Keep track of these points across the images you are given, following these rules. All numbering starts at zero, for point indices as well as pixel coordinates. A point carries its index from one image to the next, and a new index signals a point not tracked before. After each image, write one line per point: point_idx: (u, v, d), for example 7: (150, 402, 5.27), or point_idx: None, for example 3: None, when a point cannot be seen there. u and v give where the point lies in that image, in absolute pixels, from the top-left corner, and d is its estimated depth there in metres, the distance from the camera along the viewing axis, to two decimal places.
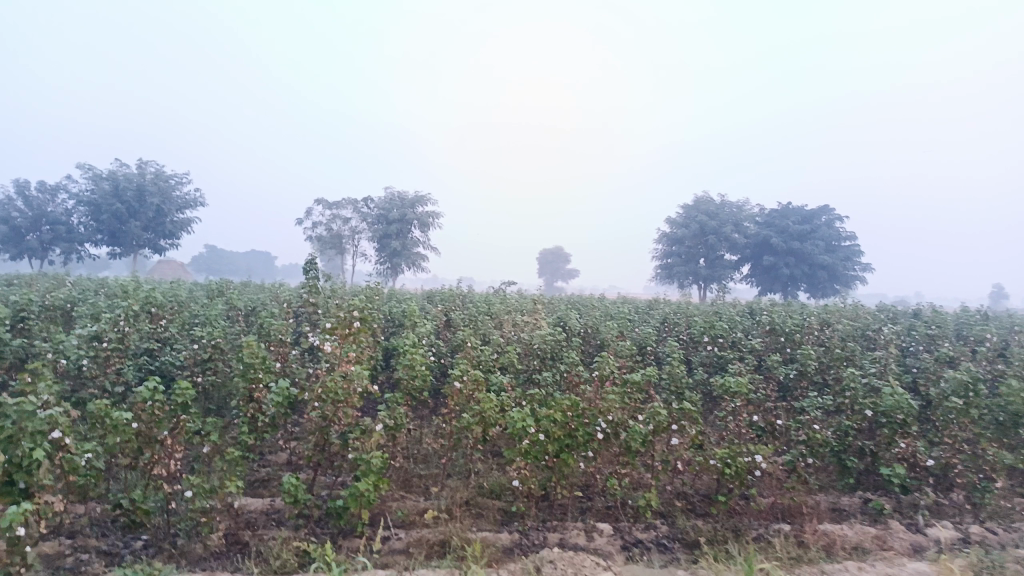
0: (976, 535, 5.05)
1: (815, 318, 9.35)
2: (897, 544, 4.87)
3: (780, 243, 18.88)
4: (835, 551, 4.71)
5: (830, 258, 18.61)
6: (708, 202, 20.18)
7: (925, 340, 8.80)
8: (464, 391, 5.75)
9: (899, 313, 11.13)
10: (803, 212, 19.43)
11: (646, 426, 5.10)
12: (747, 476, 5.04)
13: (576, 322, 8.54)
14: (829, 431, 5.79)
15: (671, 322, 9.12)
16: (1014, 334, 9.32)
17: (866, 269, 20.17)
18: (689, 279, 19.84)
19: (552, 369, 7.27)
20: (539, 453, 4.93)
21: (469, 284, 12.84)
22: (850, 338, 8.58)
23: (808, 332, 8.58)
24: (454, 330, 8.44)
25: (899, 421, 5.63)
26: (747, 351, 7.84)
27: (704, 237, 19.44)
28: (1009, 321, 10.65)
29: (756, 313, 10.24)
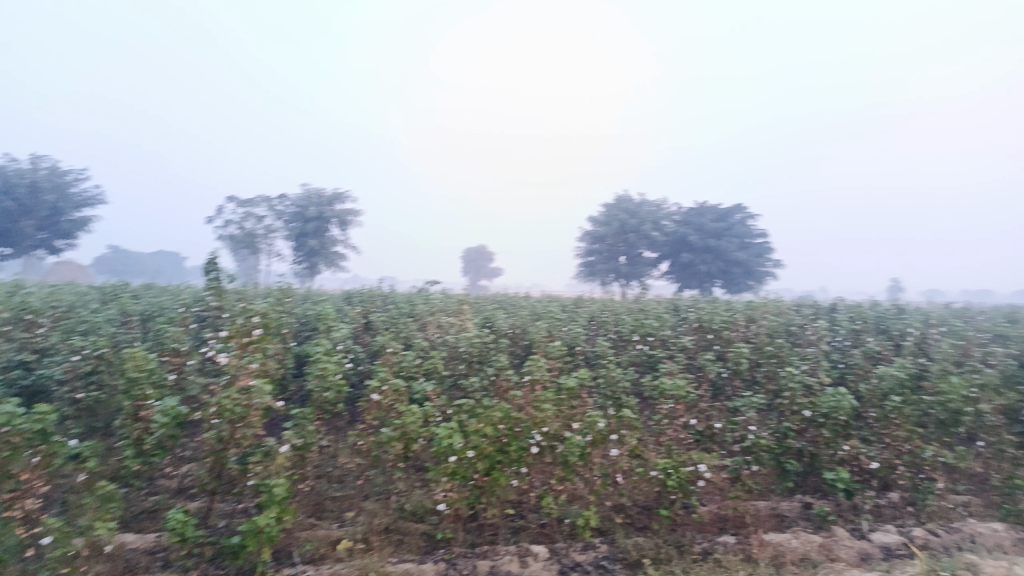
0: (920, 539, 4.86)
1: (742, 315, 9.14)
2: (844, 553, 4.63)
3: (697, 241, 18.63)
4: (784, 564, 4.41)
5: (745, 254, 18.60)
6: (628, 200, 19.71)
7: (851, 334, 8.72)
8: (383, 404, 5.20)
9: (820, 308, 11.13)
10: (719, 209, 19.32)
11: (583, 438, 4.69)
12: (691, 488, 4.72)
13: (502, 323, 8.03)
14: (769, 433, 5.58)
15: (600, 321, 8.73)
16: (932, 326, 9.35)
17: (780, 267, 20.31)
18: (610, 277, 19.45)
19: (479, 373, 6.76)
20: (466, 471, 4.48)
21: (389, 285, 12.14)
22: (777, 333, 8.43)
23: (739, 328, 8.36)
24: (373, 334, 7.82)
25: (841, 422, 5.43)
26: (677, 350, 7.54)
27: (623, 236, 19.07)
28: (924, 315, 10.75)
29: (683, 309, 10.00)
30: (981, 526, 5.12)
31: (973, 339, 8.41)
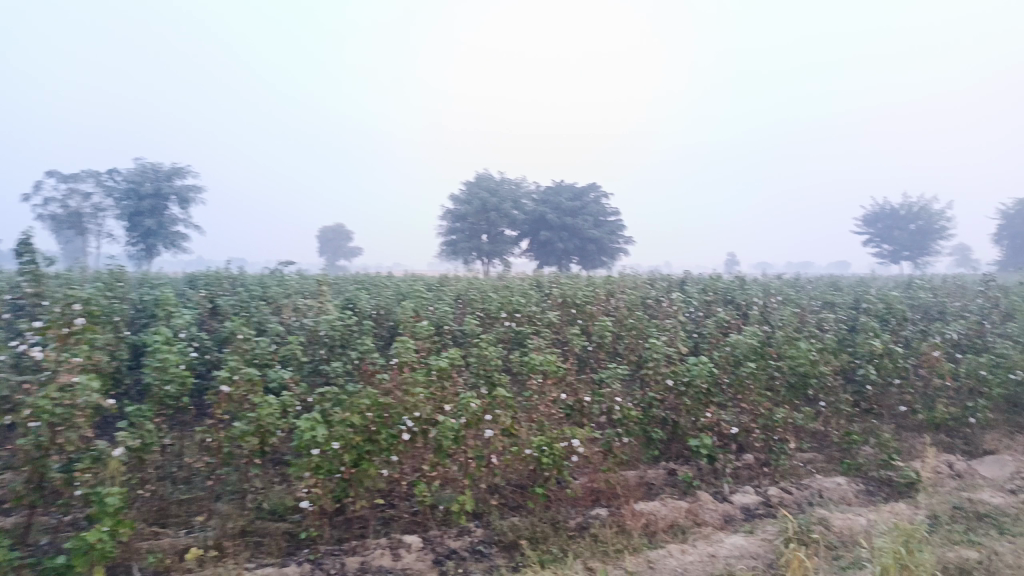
0: (775, 497, 5.11)
1: (603, 290, 9.27)
2: (709, 516, 4.75)
3: (554, 218, 18.37)
4: (656, 532, 4.46)
5: (599, 232, 18.68)
6: (487, 177, 18.72)
7: (702, 305, 9.04)
8: (235, 396, 4.74)
9: (673, 281, 11.56)
10: (573, 188, 19.28)
11: (457, 419, 4.50)
12: (565, 464, 4.65)
13: (365, 304, 7.65)
14: (635, 404, 5.69)
15: (467, 299, 8.55)
16: (770, 295, 9.92)
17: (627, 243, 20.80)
18: (473, 255, 18.01)
19: (341, 358, 6.39)
20: (332, 464, 4.16)
21: (238, 266, 11.25)
22: (637, 306, 8.62)
23: (600, 302, 8.46)
24: (222, 319, 7.17)
25: (701, 389, 5.60)
26: (544, 326, 7.51)
27: (485, 214, 17.77)
28: (763, 286, 11.45)
29: (546, 284, 10.00)
30: (826, 480, 5.45)
31: (807, 307, 9.03)
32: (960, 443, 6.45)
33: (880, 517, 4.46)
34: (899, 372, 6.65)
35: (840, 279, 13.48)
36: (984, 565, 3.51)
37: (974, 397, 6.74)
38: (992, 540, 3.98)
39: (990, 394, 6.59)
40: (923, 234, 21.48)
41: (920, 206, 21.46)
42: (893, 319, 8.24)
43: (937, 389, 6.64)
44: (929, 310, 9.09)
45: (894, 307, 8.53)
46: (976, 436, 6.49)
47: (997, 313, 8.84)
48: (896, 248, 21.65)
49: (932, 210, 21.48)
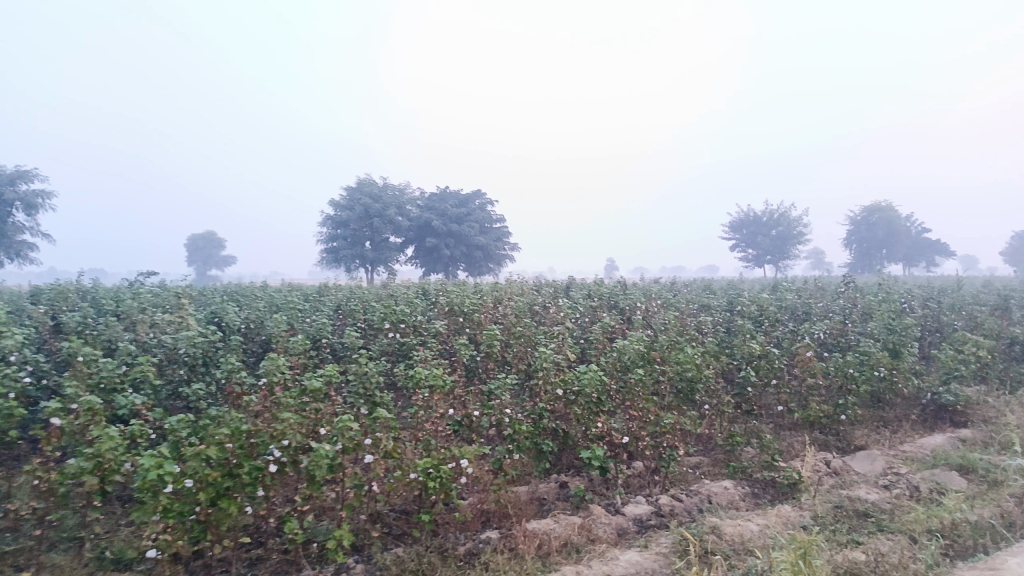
0: (666, 506, 5.03)
1: (490, 297, 8.97)
2: (602, 532, 4.58)
3: (441, 225, 17.21)
4: (548, 554, 4.24)
5: (485, 239, 17.73)
6: (371, 182, 17.40)
7: (589, 310, 8.74)
8: (70, 428, 4.12)
9: (559, 287, 11.46)
10: (459, 194, 18.21)
11: (332, 446, 4.07)
12: (453, 486, 4.32)
13: (233, 318, 7.01)
14: (525, 416, 5.33)
15: (347, 310, 8.02)
16: (650, 299, 9.95)
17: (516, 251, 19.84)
18: (355, 263, 16.68)
19: (205, 379, 5.79)
20: (184, 505, 3.68)
21: (90, 277, 10.11)
22: (525, 312, 8.40)
23: (487, 310, 8.18)
24: (64, 338, 6.33)
25: (592, 399, 5.31)
26: (430, 336, 7.12)
27: (368, 220, 16.50)
28: (644, 290, 11.55)
29: (432, 292, 9.61)
30: (714, 485, 5.43)
31: (687, 311, 9.12)
32: (833, 440, 6.67)
33: (769, 522, 4.44)
34: (776, 373, 6.77)
35: (713, 282, 13.92)
36: (872, 566, 3.51)
37: (843, 394, 6.99)
38: (874, 539, 4.02)
39: (857, 391, 6.85)
40: (784, 240, 22.82)
41: (780, 212, 22.77)
42: (766, 320, 8.47)
43: (810, 389, 6.85)
44: (795, 311, 9.46)
45: (767, 309, 8.79)
46: (846, 431, 6.73)
47: (856, 313, 9.31)
48: (759, 254, 22.98)
49: (792, 217, 22.84)
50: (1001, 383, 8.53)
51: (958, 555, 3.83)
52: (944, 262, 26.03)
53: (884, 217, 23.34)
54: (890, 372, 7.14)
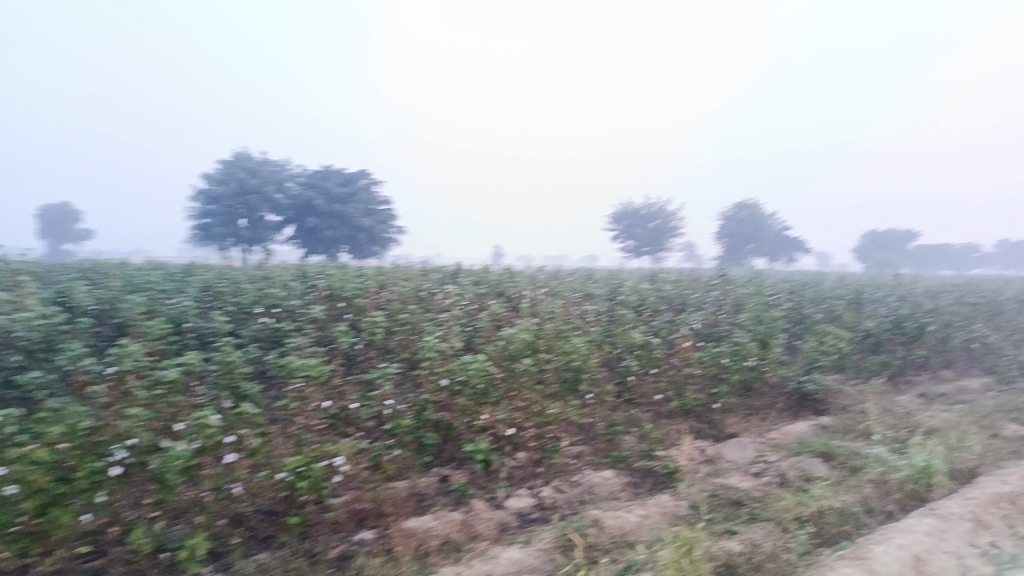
0: (549, 499, 4.96)
1: (373, 281, 8.56)
2: (483, 528, 4.44)
3: (323, 205, 16.30)
4: (427, 556, 4.07)
5: (370, 221, 16.97)
6: (248, 157, 16.35)
7: (476, 297, 8.50)
8: None
9: (445, 272, 11.21)
10: (343, 173, 17.25)
11: (188, 445, 3.71)
12: (326, 486, 4.10)
13: (81, 298, 6.27)
14: (406, 408, 5.04)
15: (215, 292, 7.41)
16: (536, 286, 9.88)
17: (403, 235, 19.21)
18: (229, 242, 15.52)
19: (45, 367, 5.14)
20: (6, 515, 3.27)
21: None
22: (409, 297, 8.09)
23: (370, 295, 7.78)
24: None
25: (478, 390, 5.17)
26: (306, 321, 6.67)
27: (243, 196, 15.48)
28: (531, 279, 11.47)
29: (309, 275, 9.08)
30: (595, 475, 5.41)
31: (572, 300, 9.10)
32: (707, 427, 6.83)
33: (649, 513, 4.44)
34: (656, 362, 6.78)
35: (596, 272, 14.16)
36: (748, 557, 3.57)
37: (718, 383, 7.03)
38: (748, 528, 4.11)
39: (730, 380, 7.05)
40: (661, 233, 23.68)
41: (658, 206, 23.55)
42: (646, 310, 8.60)
43: (688, 377, 6.92)
44: (673, 301, 9.70)
45: (647, 299, 8.93)
46: (719, 419, 6.94)
47: (729, 304, 9.66)
48: (638, 245, 23.74)
49: (669, 211, 23.72)
50: (855, 372, 9.14)
51: (825, 542, 3.97)
52: (802, 257, 27.95)
53: (750, 214, 24.71)
54: (759, 362, 7.42)
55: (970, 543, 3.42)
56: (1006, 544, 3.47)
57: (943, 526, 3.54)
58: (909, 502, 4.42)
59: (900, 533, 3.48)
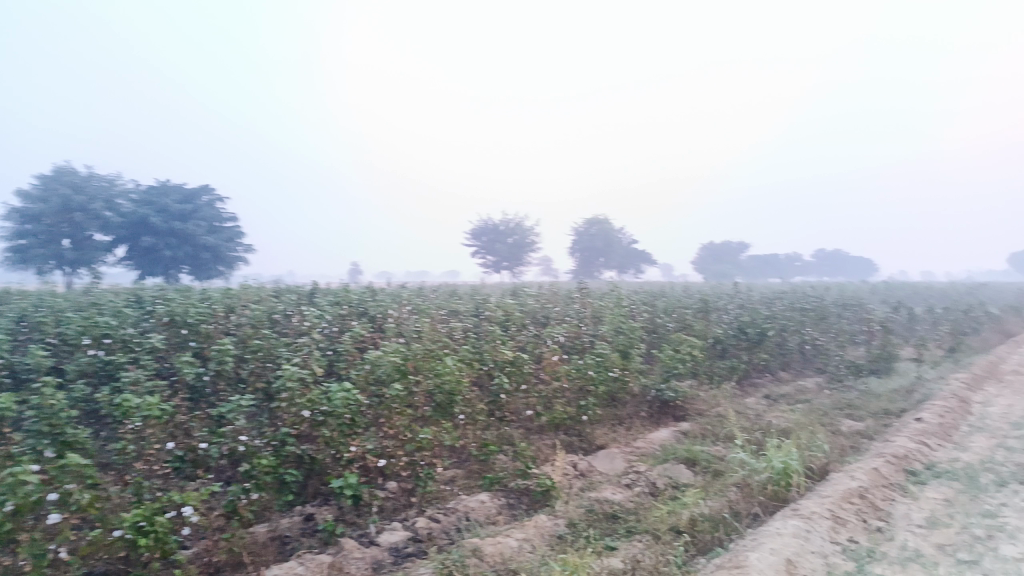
0: (423, 530, 4.73)
1: (220, 305, 7.89)
2: (355, 568, 4.15)
3: (160, 222, 14.89)
4: None
5: (214, 239, 15.75)
6: (70, 170, 14.71)
7: (337, 318, 8.05)
8: None
9: (300, 292, 10.61)
10: (182, 189, 16.06)
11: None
12: (172, 539, 3.61)
13: None
14: (263, 443, 4.65)
15: (32, 322, 6.50)
16: (399, 304, 9.57)
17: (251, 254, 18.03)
18: (48, 264, 13.78)
19: None
20: None
21: None
22: (261, 321, 7.52)
23: (217, 321, 7.15)
24: None
25: (345, 420, 4.81)
26: (144, 351, 5.99)
27: (66, 214, 13.75)
28: (392, 296, 11.12)
29: (146, 300, 8.24)
30: (470, 499, 5.24)
31: (436, 317, 8.89)
32: (577, 440, 6.87)
33: (529, 535, 4.33)
34: (525, 377, 6.67)
35: (457, 288, 14.04)
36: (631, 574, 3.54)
37: (585, 395, 7.06)
38: (626, 543, 4.12)
39: (597, 391, 7.08)
40: (518, 248, 24.07)
41: (515, 222, 23.91)
42: (512, 325, 8.56)
43: (557, 391, 6.85)
44: (536, 316, 9.75)
45: (512, 314, 8.89)
46: (588, 431, 6.99)
47: (590, 317, 9.84)
48: (496, 261, 23.95)
49: (525, 226, 24.16)
50: (707, 378, 9.62)
51: (700, 551, 4.04)
52: (650, 269, 29.47)
53: (601, 229, 25.75)
54: (622, 373, 7.53)
55: (831, 542, 3.60)
56: (861, 539, 3.69)
57: (807, 526, 3.70)
58: (771, 503, 4.63)
59: (770, 536, 3.60)
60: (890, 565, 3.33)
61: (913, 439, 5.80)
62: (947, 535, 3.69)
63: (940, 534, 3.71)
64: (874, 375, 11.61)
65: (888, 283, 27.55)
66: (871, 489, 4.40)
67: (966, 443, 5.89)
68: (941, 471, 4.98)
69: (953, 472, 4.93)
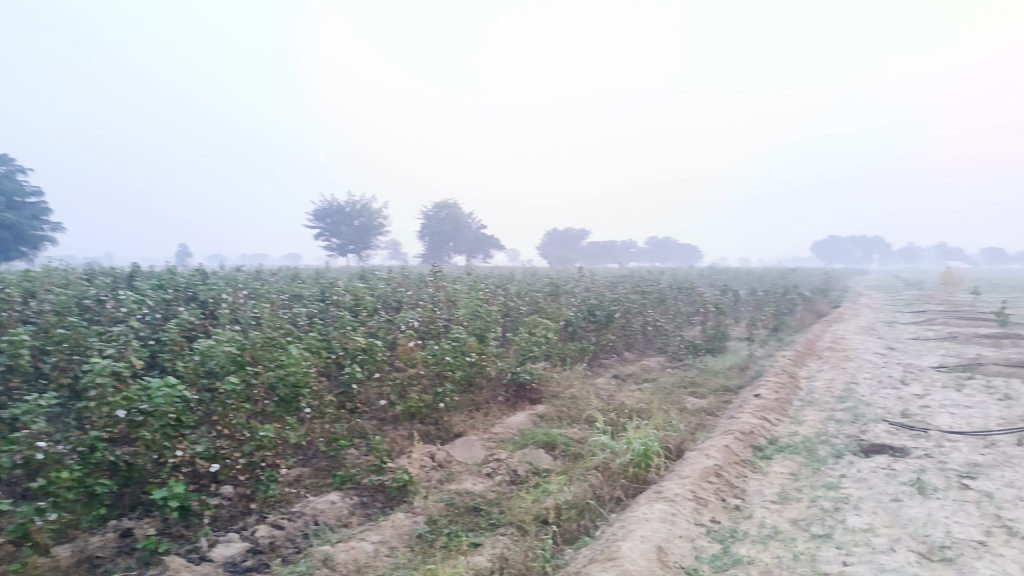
0: (265, 539, 4.26)
1: (15, 289, 6.71)
2: None
3: None
4: None
5: (15, 216, 13.54)
6: None
7: (161, 303, 7.13)
8: None
9: (117, 276, 9.37)
10: None
11: None
12: None
13: None
14: (65, 451, 3.93)
15: None
16: (235, 289, 8.71)
17: (57, 229, 15.78)
18: None
19: None
20: None
21: None
22: (68, 308, 6.48)
23: (10, 307, 6.07)
24: None
25: (171, 421, 4.18)
26: None
27: None
28: (227, 281, 10.14)
29: None
30: (318, 501, 4.80)
31: (278, 303, 8.17)
32: (433, 429, 6.56)
33: (385, 537, 3.98)
34: (380, 365, 6.18)
35: (301, 272, 13.17)
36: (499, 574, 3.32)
37: (442, 381, 6.74)
38: (490, 538, 3.91)
39: (453, 377, 6.78)
40: (365, 231, 23.18)
41: (362, 203, 22.99)
42: (363, 310, 8.03)
43: (412, 378, 6.46)
44: (388, 301, 9.27)
45: (363, 298, 8.36)
46: (445, 419, 6.69)
47: (443, 300, 9.52)
48: (342, 243, 22.93)
49: (372, 208, 23.34)
50: (560, 360, 9.65)
51: (566, 541, 3.91)
52: (498, 253, 29.66)
53: (450, 213, 25.50)
54: (479, 357, 7.28)
55: (695, 524, 3.59)
56: (722, 519, 3.72)
57: (672, 509, 3.66)
58: (632, 485, 4.60)
59: (637, 522, 3.50)
60: (752, 544, 3.35)
61: (757, 415, 6.07)
62: (799, 509, 3.80)
63: (792, 508, 3.83)
64: (710, 353, 12.29)
65: (715, 268, 29.68)
66: (726, 466, 4.49)
67: (801, 417, 6.26)
68: (784, 445, 5.22)
69: (794, 446, 5.18)
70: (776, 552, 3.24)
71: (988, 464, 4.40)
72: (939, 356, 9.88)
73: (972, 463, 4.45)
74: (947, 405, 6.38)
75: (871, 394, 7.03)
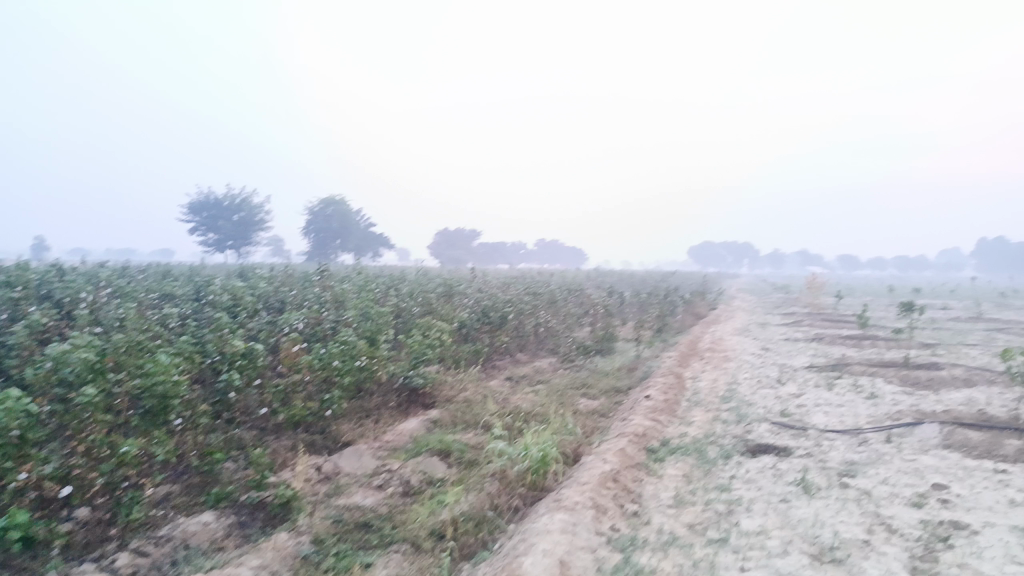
0: None
1: None
2: None
3: None
4: None
5: None
6: None
7: (6, 303, 6.33)
8: None
9: None
10: None
11: None
12: None
13: None
14: None
15: None
16: (96, 287, 7.92)
17: None
18: None
19: None
20: None
21: None
22: None
23: None
24: None
25: (13, 439, 3.63)
26: None
27: None
28: (87, 278, 9.22)
29: None
30: (190, 522, 4.37)
31: (146, 303, 7.47)
32: (320, 439, 6.21)
33: (266, 561, 3.66)
34: (260, 371, 5.74)
35: (173, 269, 12.24)
36: None
37: (329, 387, 6.39)
38: (383, 557, 3.69)
39: (342, 382, 6.44)
40: (245, 226, 22.00)
41: (242, 197, 21.79)
42: (242, 311, 7.50)
43: (296, 385, 6.07)
44: (270, 302, 8.74)
45: (242, 298, 7.81)
46: (332, 428, 6.35)
47: (330, 301, 9.09)
48: (220, 239, 21.65)
49: (253, 203, 22.17)
50: (453, 363, 9.46)
51: (463, 556, 3.76)
52: (387, 252, 29.06)
53: (337, 210, 24.68)
54: (370, 361, 6.97)
55: (596, 533, 3.53)
56: (622, 526, 3.69)
57: (573, 519, 3.57)
58: (530, 494, 4.51)
59: (538, 535, 3.38)
60: (653, 552, 3.32)
61: (648, 417, 6.14)
62: (695, 513, 3.83)
63: (689, 512, 3.85)
64: (599, 354, 12.48)
65: (602, 270, 30.41)
66: (622, 471, 4.48)
67: (689, 418, 6.40)
68: (675, 447, 5.29)
69: (685, 448, 5.26)
70: (677, 560, 3.23)
71: (863, 462, 4.63)
72: (809, 356, 10.49)
73: (848, 461, 4.67)
74: (821, 404, 6.72)
75: (753, 394, 7.32)
